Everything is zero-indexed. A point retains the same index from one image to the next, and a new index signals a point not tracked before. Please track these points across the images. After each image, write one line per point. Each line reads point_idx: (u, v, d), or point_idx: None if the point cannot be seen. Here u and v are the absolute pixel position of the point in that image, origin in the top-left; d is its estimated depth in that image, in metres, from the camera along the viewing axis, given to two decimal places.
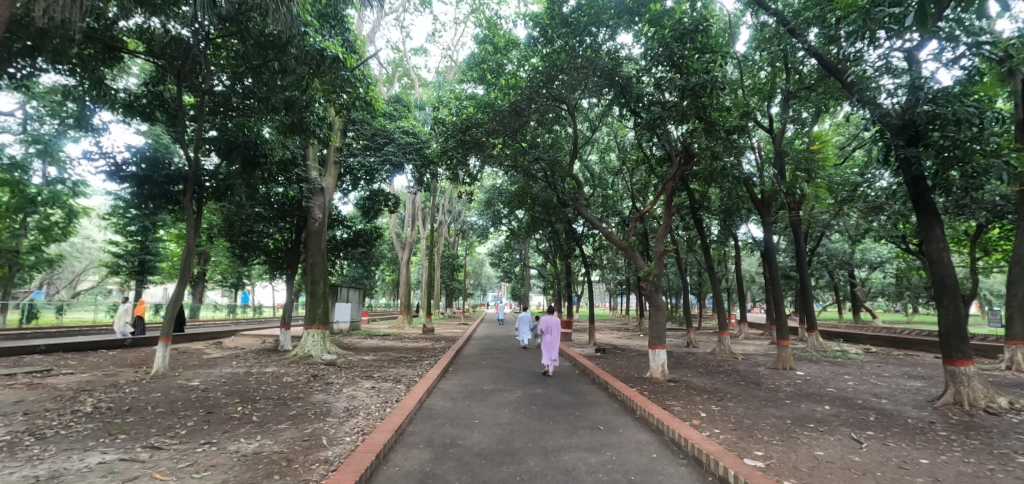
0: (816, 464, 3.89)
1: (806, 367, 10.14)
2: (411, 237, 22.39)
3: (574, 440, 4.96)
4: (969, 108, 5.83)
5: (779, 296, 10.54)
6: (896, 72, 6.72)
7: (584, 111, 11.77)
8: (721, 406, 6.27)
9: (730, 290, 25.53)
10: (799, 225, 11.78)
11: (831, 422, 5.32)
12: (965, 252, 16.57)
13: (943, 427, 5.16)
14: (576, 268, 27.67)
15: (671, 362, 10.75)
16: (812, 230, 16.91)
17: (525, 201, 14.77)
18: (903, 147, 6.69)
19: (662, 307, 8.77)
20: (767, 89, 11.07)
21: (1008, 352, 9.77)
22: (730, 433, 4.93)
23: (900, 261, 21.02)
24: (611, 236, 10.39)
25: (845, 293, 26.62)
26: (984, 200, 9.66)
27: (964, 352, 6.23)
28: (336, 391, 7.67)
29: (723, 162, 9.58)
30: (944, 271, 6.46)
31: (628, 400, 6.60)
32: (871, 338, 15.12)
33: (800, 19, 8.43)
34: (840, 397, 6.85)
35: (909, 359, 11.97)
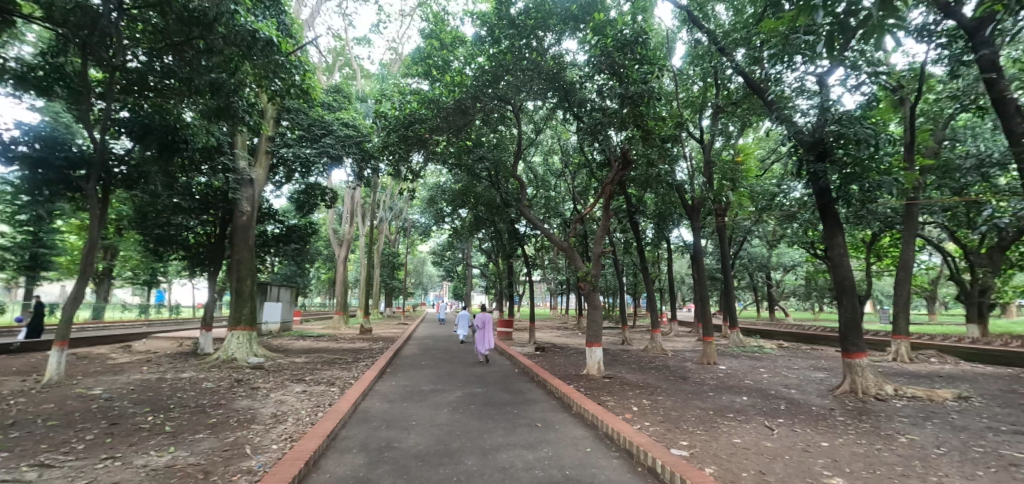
0: (734, 451, 4.19)
1: (728, 362, 10.88)
2: (348, 234, 21.55)
3: (511, 438, 4.98)
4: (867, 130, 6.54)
5: (706, 296, 11.24)
6: (809, 93, 7.41)
7: (529, 113, 11.90)
8: (651, 400, 6.57)
9: (662, 291, 26.93)
10: (724, 230, 12.61)
11: (748, 412, 5.74)
12: (861, 257, 18.59)
13: (841, 413, 5.73)
14: (519, 268, 28.05)
15: (606, 359, 11.16)
16: (735, 236, 18.24)
17: (469, 200, 14.67)
18: (813, 162, 7.39)
19: (599, 306, 9.04)
20: (699, 102, 11.81)
21: (895, 345, 11.00)
22: (660, 425, 5.17)
23: (809, 264, 23.18)
24: (552, 236, 10.53)
25: (763, 294, 28.98)
26: (877, 212, 10.89)
27: (859, 346, 6.96)
28: (263, 396, 7.20)
29: (658, 169, 10.15)
30: (844, 274, 7.19)
31: (565, 396, 6.75)
32: (784, 334, 16.54)
33: (729, 40, 9.04)
34: (757, 389, 7.40)
35: (815, 353, 13.19)
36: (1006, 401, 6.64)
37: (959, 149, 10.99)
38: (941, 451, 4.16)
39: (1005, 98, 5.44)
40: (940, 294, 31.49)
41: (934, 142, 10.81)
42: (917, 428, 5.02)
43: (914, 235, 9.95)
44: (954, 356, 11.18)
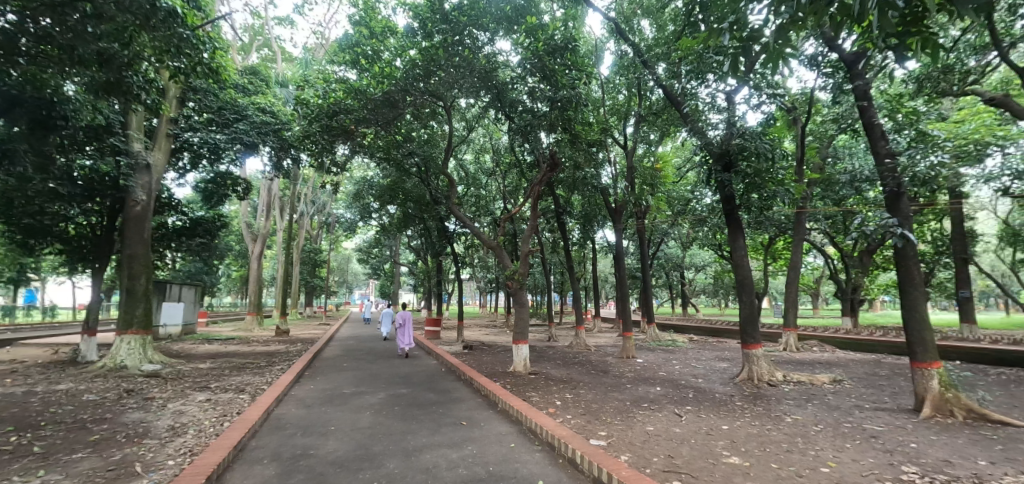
0: (648, 438, 4.45)
1: (645, 355, 11.54)
2: (264, 229, 20.04)
3: (435, 438, 4.90)
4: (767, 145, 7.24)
5: (626, 294, 11.84)
6: (719, 109, 8.08)
7: (460, 110, 11.82)
8: (574, 393, 6.79)
9: (587, 289, 28.00)
10: (644, 232, 13.40)
11: (661, 401, 6.13)
12: (760, 259, 20.62)
13: (740, 398, 6.30)
14: (447, 266, 27.74)
15: (533, 356, 11.39)
16: (654, 237, 19.43)
17: (397, 195, 14.26)
18: (720, 172, 8.07)
19: (526, 304, 9.16)
20: (624, 110, 12.43)
21: (786, 337, 12.29)
22: (580, 418, 5.37)
23: (717, 264, 25.26)
24: (480, 235, 10.49)
25: (677, 291, 31.12)
26: (773, 219, 12.14)
27: (755, 338, 7.69)
28: (158, 407, 6.46)
29: (584, 172, 10.55)
30: (743, 274, 7.93)
31: (491, 394, 6.77)
32: (694, 329, 17.92)
33: (652, 54, 9.60)
34: (669, 380, 7.92)
35: (720, 345, 14.39)
36: (869, 382, 7.69)
37: (839, 166, 12.56)
38: (818, 428, 4.72)
39: (872, 124, 6.31)
40: (822, 292, 35.81)
41: (819, 158, 12.27)
42: (800, 409, 5.66)
43: (802, 239, 11.19)
44: (832, 345, 12.74)
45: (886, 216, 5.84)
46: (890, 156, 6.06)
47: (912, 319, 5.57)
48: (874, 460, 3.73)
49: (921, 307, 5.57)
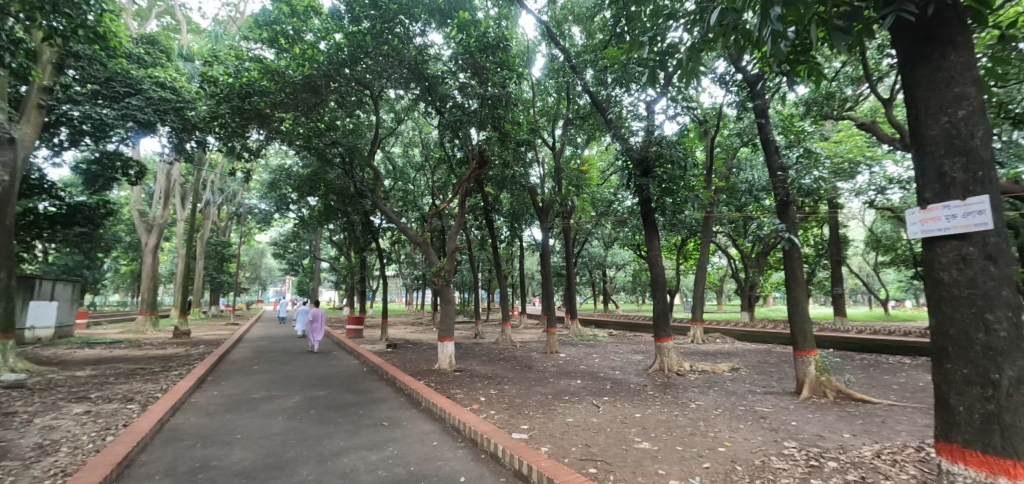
0: (567, 429, 4.61)
1: (568, 350, 11.95)
2: (161, 218, 18.01)
3: (354, 441, 4.72)
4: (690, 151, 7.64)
5: (551, 291, 12.18)
6: (640, 117, 8.56)
7: (389, 100, 11.47)
8: (498, 389, 6.87)
9: (514, 286, 28.42)
10: (569, 231, 13.86)
11: (581, 393, 6.39)
12: (674, 258, 22.20)
13: (652, 388, 6.74)
14: (372, 262, 26.81)
15: (459, 353, 11.34)
16: (579, 237, 20.19)
17: (319, 187, 13.47)
18: (639, 177, 8.53)
19: (452, 301, 9.09)
20: (554, 112, 12.77)
21: (694, 330, 13.32)
22: (503, 413, 5.44)
23: (636, 263, 26.78)
24: (406, 230, 10.18)
25: (599, 288, 32.57)
26: (686, 221, 13.12)
27: (667, 331, 8.25)
28: (21, 423, 5.56)
29: (512, 171, 10.72)
30: (657, 272, 8.48)
31: (415, 393, 6.64)
32: (613, 324, 18.88)
33: (580, 59, 9.93)
34: (589, 373, 8.27)
35: (637, 339, 15.28)
36: (761, 369, 8.59)
37: (741, 176, 13.87)
38: (717, 412, 5.19)
39: (767, 140, 7.04)
40: (726, 289, 39.29)
41: (725, 168, 13.45)
42: (703, 395, 6.18)
43: (709, 241, 12.20)
44: (732, 337, 14.03)
45: (776, 223, 6.57)
46: (781, 169, 6.78)
47: (795, 313, 6.28)
48: (762, 438, 4.17)
49: (802, 302, 6.30)
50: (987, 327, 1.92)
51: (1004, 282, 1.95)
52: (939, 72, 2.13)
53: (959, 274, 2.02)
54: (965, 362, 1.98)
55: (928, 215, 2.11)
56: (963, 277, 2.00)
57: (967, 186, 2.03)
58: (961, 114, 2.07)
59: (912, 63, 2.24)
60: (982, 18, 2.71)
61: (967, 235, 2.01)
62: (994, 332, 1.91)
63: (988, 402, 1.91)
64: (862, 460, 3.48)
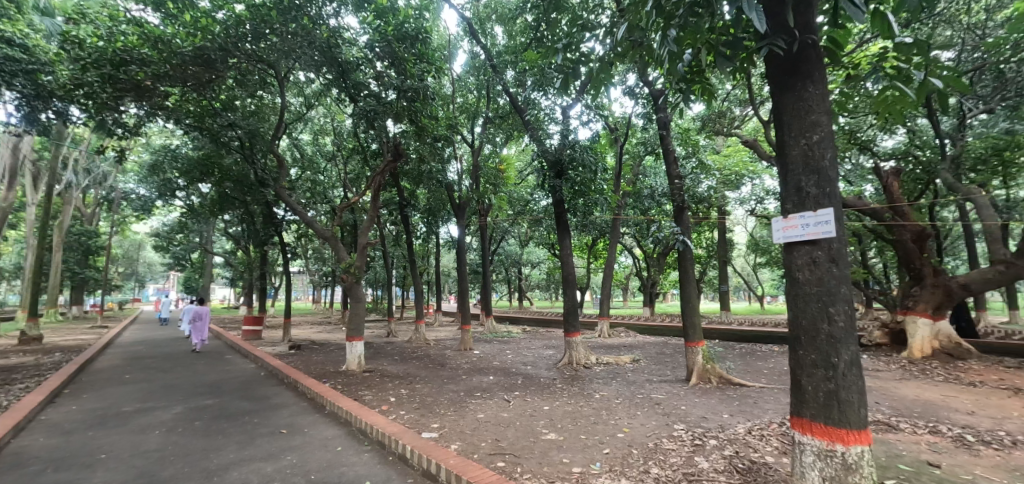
0: (478, 425, 4.66)
1: (481, 347, 12.04)
2: (4, 202, 15.08)
3: (247, 452, 4.35)
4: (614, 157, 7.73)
5: (467, 288, 12.17)
6: (556, 121, 8.85)
7: (297, 83, 10.80)
8: (409, 389, 6.74)
9: (430, 283, 28.00)
10: (486, 229, 13.97)
11: (493, 389, 6.49)
12: (585, 256, 23.29)
13: (561, 381, 7.04)
14: (274, 257, 24.85)
15: (369, 353, 10.90)
16: (495, 235, 20.38)
17: (212, 172, 12.14)
18: (553, 178, 8.83)
19: (362, 299, 8.72)
20: (474, 109, 12.75)
21: (601, 325, 14.08)
22: (414, 412, 5.35)
23: (549, 262, 27.67)
24: (312, 223, 9.52)
25: (515, 286, 33.17)
26: (596, 222, 13.80)
27: (575, 327, 8.64)
28: None
29: (429, 166, 10.55)
30: (568, 271, 8.84)
31: (319, 396, 6.29)
32: (527, 320, 19.37)
33: (501, 59, 10.03)
34: (502, 369, 8.42)
35: (549, 334, 15.81)
36: (657, 360, 9.34)
37: (645, 182, 14.94)
38: (618, 401, 5.57)
39: (668, 151, 7.64)
40: (631, 287, 42.09)
41: (632, 174, 14.41)
42: (607, 386, 6.59)
43: (616, 242, 13.00)
44: (635, 331, 15.08)
45: (672, 227, 7.21)
46: (679, 178, 7.39)
47: (687, 308, 6.90)
48: (655, 422, 4.55)
49: (694, 299, 6.94)
50: (830, 318, 2.28)
51: (843, 281, 2.32)
52: (801, 102, 2.46)
53: (810, 274, 2.37)
54: (813, 349, 2.33)
55: (790, 222, 2.43)
56: (814, 277, 2.35)
57: (818, 200, 2.38)
58: (815, 139, 2.42)
59: (780, 92, 2.57)
60: (836, 59, 3.22)
61: (817, 241, 2.35)
62: (834, 322, 2.28)
63: (830, 382, 2.28)
64: (737, 436, 3.94)
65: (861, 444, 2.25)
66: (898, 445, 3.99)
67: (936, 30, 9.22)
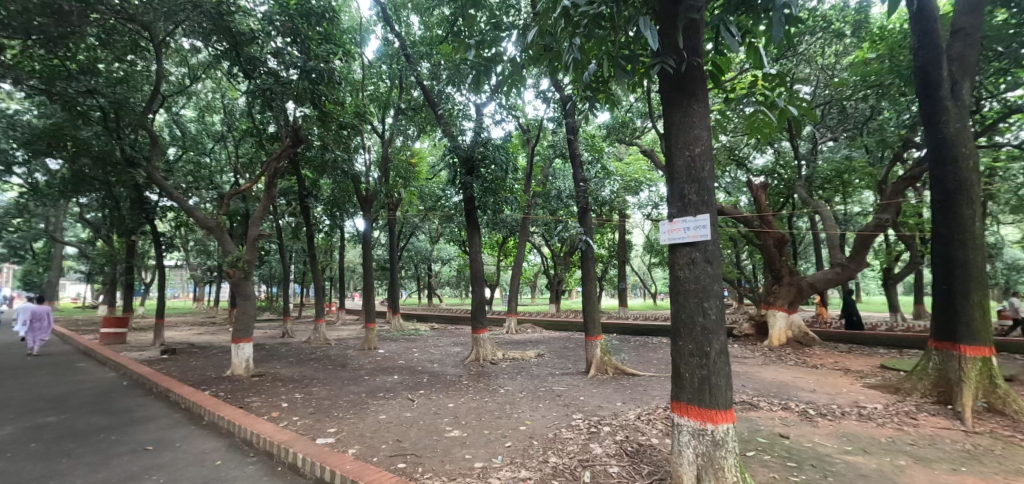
0: (379, 427, 4.50)
1: (386, 345, 11.67)
2: None
3: (100, 475, 3.75)
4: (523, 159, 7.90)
5: (372, 285, 11.67)
6: (469, 117, 8.84)
7: (178, 50, 9.58)
8: (304, 392, 6.31)
9: (333, 280, 26.43)
10: (394, 224, 13.57)
11: (397, 389, 6.32)
12: (494, 253, 23.56)
13: (467, 378, 7.07)
14: (145, 248, 21.74)
15: (260, 355, 9.99)
16: (405, 230, 19.80)
17: (64, 145, 10.26)
18: (464, 175, 8.80)
19: (252, 297, 7.97)
20: (385, 99, 12.23)
21: (509, 321, 14.35)
22: (309, 417, 5.02)
23: (460, 259, 27.57)
24: (193, 210, 8.47)
25: (425, 283, 32.51)
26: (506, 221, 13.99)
27: (483, 323, 8.71)
28: None
29: (333, 155, 9.92)
30: (477, 268, 8.87)
31: (196, 405, 5.63)
32: (436, 317, 19.12)
33: (415, 50, 9.77)
34: (407, 368, 8.22)
35: (457, 331, 15.79)
36: (560, 354, 9.76)
37: (554, 184, 15.50)
38: (522, 394, 5.74)
39: (575, 154, 8.00)
40: (539, 283, 43.44)
41: (542, 175, 14.88)
42: (512, 381, 6.75)
43: (526, 240, 13.32)
44: (541, 327, 15.60)
45: (576, 227, 7.58)
46: (584, 181, 7.78)
47: (588, 304, 7.29)
48: (556, 413, 4.76)
49: (593, 295, 7.34)
50: (705, 312, 2.57)
51: (715, 278, 2.62)
52: (686, 118, 2.72)
53: (689, 272, 2.63)
54: (690, 339, 2.60)
55: (674, 226, 2.67)
56: (693, 275, 2.61)
57: (698, 207, 2.65)
58: (696, 151, 2.69)
59: (669, 107, 2.81)
60: (717, 81, 3.65)
61: (696, 243, 2.61)
62: (708, 315, 2.57)
63: (703, 368, 2.56)
64: (627, 422, 4.26)
65: (727, 422, 2.55)
66: (758, 421, 4.60)
67: (798, 66, 10.74)
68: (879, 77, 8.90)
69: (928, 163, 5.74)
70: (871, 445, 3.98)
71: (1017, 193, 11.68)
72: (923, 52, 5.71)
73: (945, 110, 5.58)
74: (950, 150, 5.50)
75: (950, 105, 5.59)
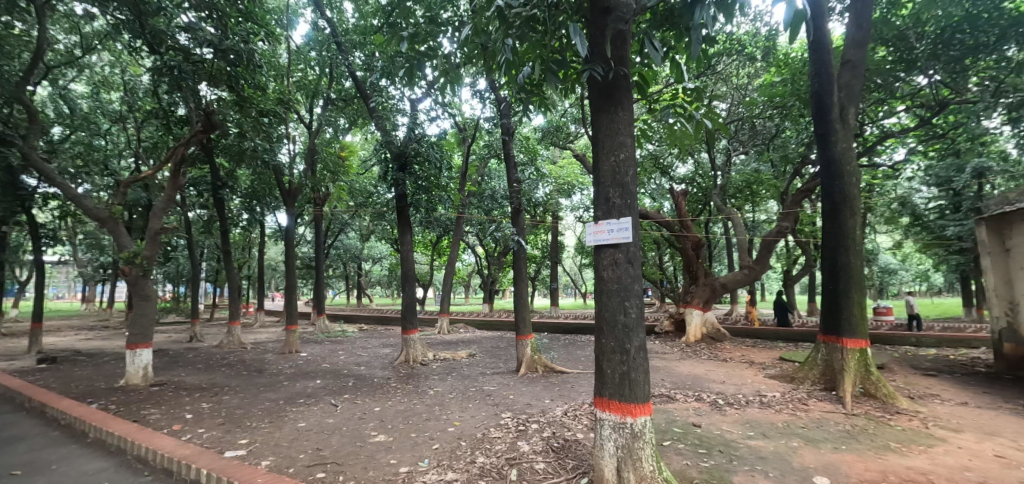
0: (297, 435, 4.24)
1: (309, 348, 11.06)
2: None
3: None
4: (455, 157, 7.88)
5: (294, 284, 10.99)
6: (404, 112, 8.61)
7: (67, 15, 8.41)
8: (213, 401, 5.80)
9: (250, 278, 24.57)
10: (320, 220, 12.90)
11: (319, 394, 6.00)
12: (427, 252, 23.13)
13: (395, 380, 6.88)
14: (19, 241, 18.87)
15: (161, 362, 9.04)
16: (333, 226, 18.88)
17: None
18: (396, 171, 8.57)
19: (153, 297, 7.20)
20: (312, 88, 11.57)
21: (441, 322, 14.16)
22: (217, 429, 4.62)
23: (392, 258, 26.83)
24: (80, 198, 7.47)
25: (353, 283, 31.20)
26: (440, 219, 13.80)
27: (413, 324, 8.51)
28: None
29: (252, 144, 9.21)
30: (408, 266, 8.68)
31: (79, 421, 4.97)
32: (365, 318, 18.42)
33: (348, 38, 9.36)
34: (331, 371, 7.84)
35: (386, 332, 15.32)
36: (491, 354, 9.80)
37: (489, 185, 15.53)
38: (451, 395, 5.69)
39: (509, 155, 8.04)
40: (472, 283, 43.28)
41: (477, 174, 14.87)
42: (441, 381, 6.67)
43: (460, 239, 13.21)
44: (473, 326, 15.56)
45: (509, 228, 7.65)
46: (518, 182, 7.86)
47: (520, 304, 7.39)
48: (485, 413, 4.77)
49: (524, 295, 7.43)
50: (625, 310, 2.69)
51: (636, 278, 2.75)
52: (612, 124, 2.83)
53: (612, 272, 2.74)
54: (612, 337, 2.71)
55: (599, 228, 2.76)
56: (615, 275, 2.73)
57: (622, 210, 2.76)
58: (621, 157, 2.81)
59: (596, 113, 2.91)
60: (642, 92, 3.85)
61: (619, 245, 2.73)
62: (629, 313, 2.69)
63: (624, 364, 2.68)
64: (554, 418, 4.36)
65: (644, 415, 2.69)
66: (674, 412, 4.91)
67: (716, 84, 11.64)
68: (783, 99, 9.89)
69: (821, 177, 6.44)
70: (769, 430, 4.39)
71: (888, 206, 13.50)
72: (818, 78, 6.40)
73: (835, 131, 6.30)
74: (839, 166, 6.22)
75: (839, 127, 6.32)
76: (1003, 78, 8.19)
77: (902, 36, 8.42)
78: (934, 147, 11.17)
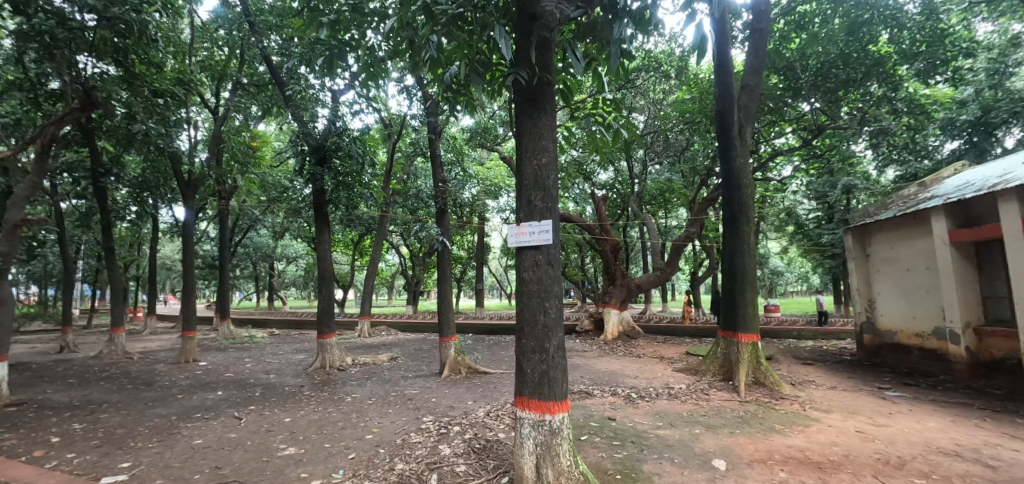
0: (192, 454, 3.84)
1: (209, 356, 10.05)
2: None
3: None
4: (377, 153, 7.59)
5: (192, 286, 9.93)
6: (324, 103, 8.13)
7: None
8: (87, 421, 5.07)
9: (139, 279, 21.84)
10: (225, 215, 11.78)
11: (219, 407, 5.48)
12: (348, 252, 22.07)
13: (309, 388, 6.47)
14: None
15: (20, 378, 7.72)
16: (240, 223, 17.35)
17: None
18: (314, 165, 8.09)
19: (11, 302, 6.16)
20: (219, 70, 10.57)
21: (361, 324, 13.57)
22: (93, 452, 4.04)
23: (308, 257, 25.25)
24: None
25: (264, 284, 28.92)
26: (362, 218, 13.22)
27: (330, 327, 8.06)
28: None
29: (144, 127, 8.19)
30: (325, 267, 8.21)
31: None
32: (276, 322, 17.12)
33: (262, 20, 8.69)
34: (235, 381, 7.20)
35: (300, 337, 14.40)
36: (414, 357, 9.57)
37: (415, 183, 15.16)
38: (371, 401, 5.48)
39: (435, 154, 7.91)
40: (397, 285, 42.04)
41: (402, 172, 14.47)
42: (360, 387, 6.39)
43: (382, 239, 12.72)
44: (396, 329, 15.10)
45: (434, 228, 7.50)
46: (443, 182, 7.74)
47: (444, 305, 7.30)
48: (405, 418, 4.64)
49: (448, 296, 7.34)
50: (545, 310, 2.77)
51: (556, 279, 2.83)
52: (535, 128, 2.90)
53: (533, 274, 2.80)
54: (532, 337, 2.77)
55: (522, 230, 2.81)
56: (536, 276, 2.79)
57: (543, 213, 2.83)
58: (543, 161, 2.88)
59: (520, 116, 2.96)
60: (565, 99, 3.97)
61: (540, 247, 2.80)
62: (548, 313, 2.77)
63: (543, 364, 2.75)
64: (476, 420, 4.36)
65: (562, 411, 2.77)
66: (592, 408, 5.12)
67: (635, 97, 12.37)
68: (693, 114, 10.75)
69: (723, 188, 7.07)
70: (676, 419, 4.74)
71: (778, 216, 15.18)
72: (722, 98, 7.02)
73: (734, 147, 6.97)
74: (737, 178, 6.88)
75: (737, 144, 6.99)
76: (866, 109, 9.53)
77: (791, 67, 9.53)
78: (813, 165, 12.74)
